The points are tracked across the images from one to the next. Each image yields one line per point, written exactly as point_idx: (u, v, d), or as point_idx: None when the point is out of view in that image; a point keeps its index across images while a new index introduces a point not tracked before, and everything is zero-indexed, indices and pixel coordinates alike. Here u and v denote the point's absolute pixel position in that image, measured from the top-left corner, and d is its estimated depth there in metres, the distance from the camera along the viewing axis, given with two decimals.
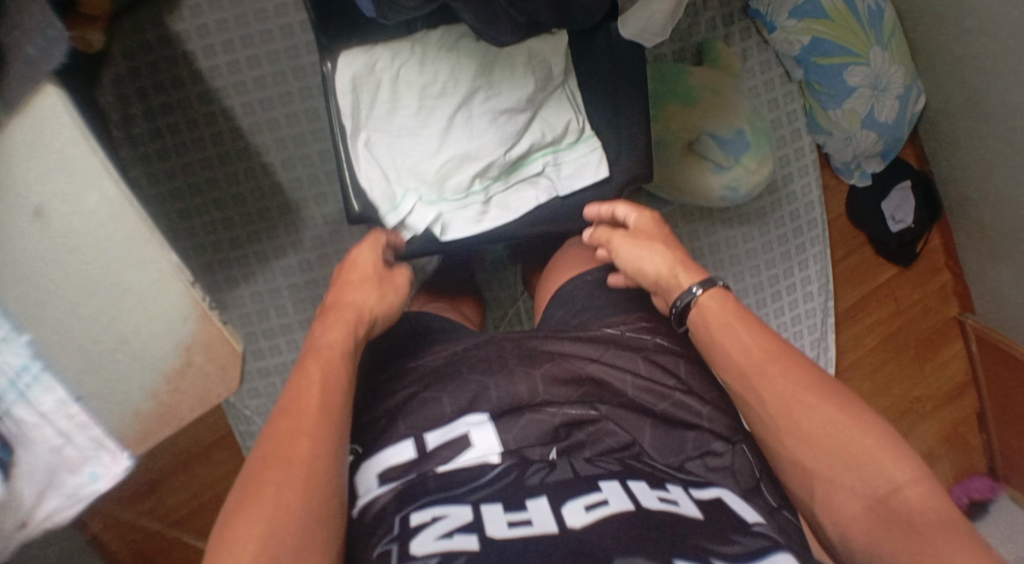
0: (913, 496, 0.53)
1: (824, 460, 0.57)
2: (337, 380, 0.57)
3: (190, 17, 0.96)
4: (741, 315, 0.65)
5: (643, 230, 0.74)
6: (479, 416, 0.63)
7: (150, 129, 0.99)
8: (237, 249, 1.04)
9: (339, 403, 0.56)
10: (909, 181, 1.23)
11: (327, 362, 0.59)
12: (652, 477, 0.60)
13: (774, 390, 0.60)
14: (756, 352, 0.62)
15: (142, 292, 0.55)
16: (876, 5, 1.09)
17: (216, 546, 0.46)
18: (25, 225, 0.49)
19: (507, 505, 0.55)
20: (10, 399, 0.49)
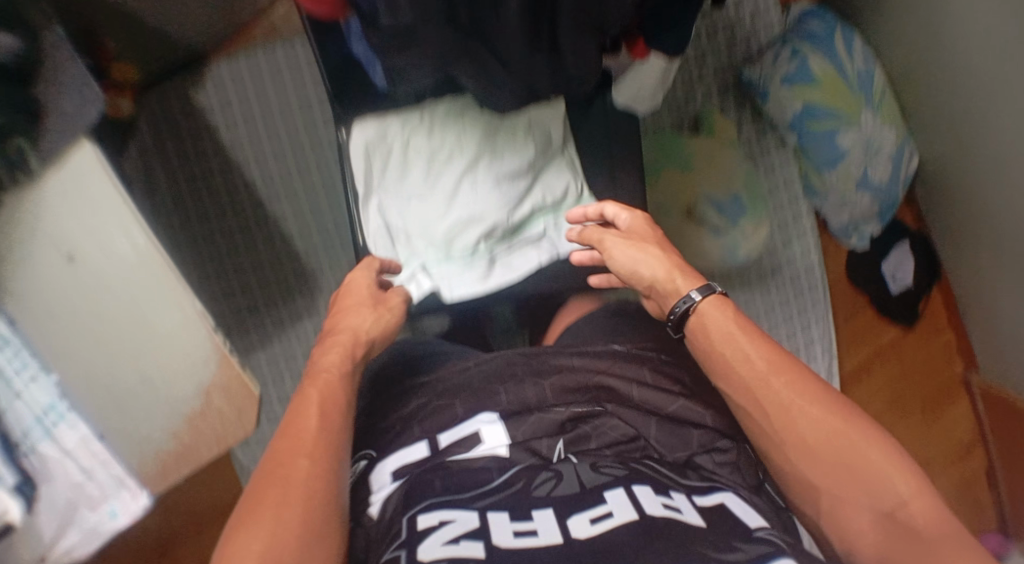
0: (918, 510, 0.55)
1: (827, 477, 0.58)
2: (335, 401, 0.64)
3: (214, 92, 1.07)
4: (745, 326, 0.66)
5: (638, 234, 0.76)
6: (490, 415, 0.67)
7: (172, 195, 1.07)
8: (252, 315, 1.10)
9: (336, 421, 0.62)
10: (907, 241, 1.28)
11: (328, 384, 0.65)
12: (655, 483, 0.62)
13: (778, 404, 0.61)
14: (757, 361, 0.63)
15: (168, 333, 0.62)
16: (864, 69, 1.16)
17: (225, 555, 0.51)
18: (59, 268, 0.57)
19: (513, 513, 0.58)
20: (37, 435, 0.58)
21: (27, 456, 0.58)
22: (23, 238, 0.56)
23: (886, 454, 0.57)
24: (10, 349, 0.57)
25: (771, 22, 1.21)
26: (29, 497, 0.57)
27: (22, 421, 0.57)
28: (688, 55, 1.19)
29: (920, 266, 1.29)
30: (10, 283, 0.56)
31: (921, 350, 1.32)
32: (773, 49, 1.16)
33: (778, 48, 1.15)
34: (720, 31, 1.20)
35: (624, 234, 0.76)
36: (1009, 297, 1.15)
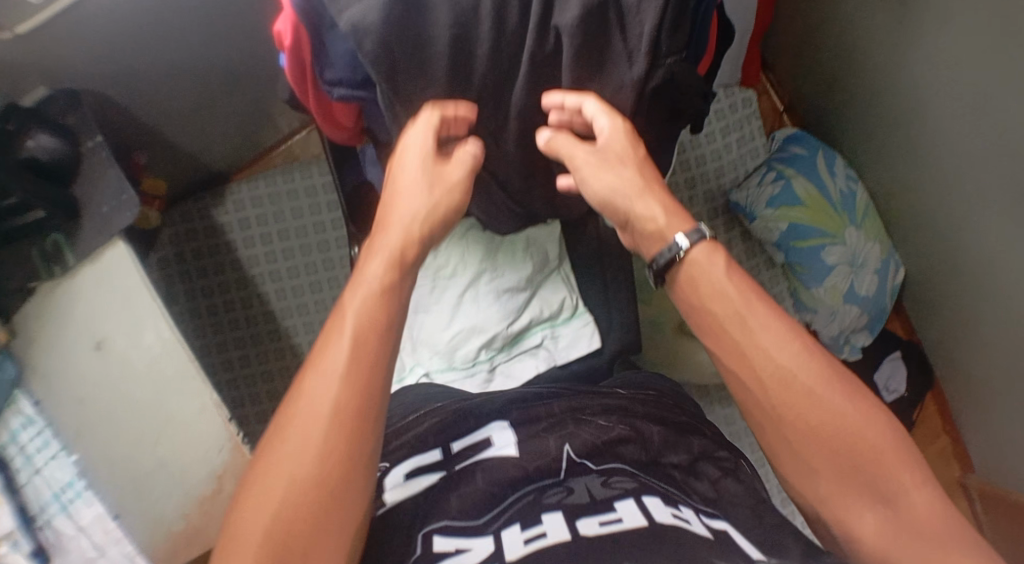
0: (919, 499, 0.56)
1: (828, 457, 0.58)
2: (371, 339, 0.59)
3: (234, 210, 1.15)
4: (746, 290, 0.64)
5: (614, 151, 0.69)
6: (502, 424, 0.69)
7: (190, 307, 1.13)
8: (258, 423, 1.12)
9: (368, 368, 0.57)
10: (899, 353, 1.33)
11: (369, 312, 0.60)
12: (665, 496, 0.62)
13: (780, 373, 0.60)
14: (751, 320, 0.62)
15: (188, 420, 0.72)
16: (848, 190, 1.25)
17: (243, 497, 0.53)
18: (88, 353, 0.69)
19: (523, 523, 0.59)
20: (54, 510, 0.67)
21: (43, 529, 0.66)
22: (65, 336, 0.69)
23: (890, 440, 0.58)
24: (36, 431, 0.67)
25: (756, 148, 1.33)
26: None
27: (41, 496, 0.66)
28: (679, 178, 1.28)
29: (913, 375, 1.32)
30: (46, 373, 0.68)
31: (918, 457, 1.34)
32: (759, 172, 1.25)
33: (763, 172, 1.25)
34: (707, 160, 1.30)
35: (596, 149, 0.70)
36: (1001, 402, 1.16)
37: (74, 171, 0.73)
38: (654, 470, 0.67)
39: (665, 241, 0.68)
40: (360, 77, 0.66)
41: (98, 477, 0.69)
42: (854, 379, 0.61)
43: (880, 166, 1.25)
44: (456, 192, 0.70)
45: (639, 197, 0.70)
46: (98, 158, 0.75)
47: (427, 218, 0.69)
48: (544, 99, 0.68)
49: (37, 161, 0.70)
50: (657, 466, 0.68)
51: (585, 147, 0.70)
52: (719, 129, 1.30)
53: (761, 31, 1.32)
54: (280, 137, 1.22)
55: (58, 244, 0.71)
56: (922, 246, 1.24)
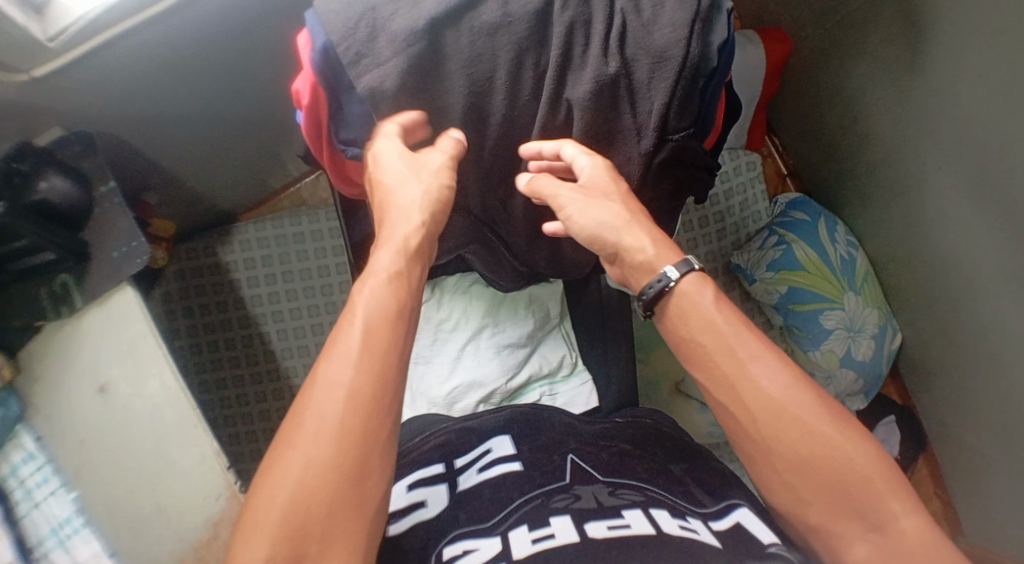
0: (909, 527, 0.56)
1: (817, 487, 0.58)
2: (382, 334, 0.58)
3: (240, 249, 1.16)
4: (736, 325, 0.64)
5: (596, 188, 0.67)
6: (502, 437, 0.70)
7: (191, 342, 1.13)
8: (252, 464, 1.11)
9: (382, 357, 0.57)
10: (893, 417, 1.32)
11: (387, 303, 0.60)
12: (672, 508, 0.60)
13: (770, 406, 0.60)
14: (741, 352, 0.63)
15: (188, 468, 0.70)
16: (848, 254, 1.27)
17: (257, 487, 0.53)
18: (93, 395, 0.70)
19: (531, 524, 0.57)
20: (50, 544, 0.66)
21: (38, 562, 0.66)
22: (70, 379, 0.71)
23: (882, 471, 0.58)
24: (36, 466, 0.68)
25: (759, 211, 1.35)
26: None
27: (39, 530, 0.67)
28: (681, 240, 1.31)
29: (909, 441, 1.30)
30: (49, 412, 0.70)
31: None
32: (760, 236, 1.29)
33: (765, 235, 1.28)
34: (709, 222, 1.32)
35: (580, 186, 0.68)
36: (995, 471, 1.16)
37: (85, 217, 0.75)
38: (663, 480, 0.65)
39: (655, 274, 0.67)
40: None
41: (96, 516, 0.68)
42: (842, 409, 0.62)
43: (880, 232, 1.27)
44: (443, 175, 0.66)
45: (629, 227, 0.67)
46: (111, 205, 0.76)
47: (429, 203, 0.66)
48: (521, 147, 0.69)
49: (48, 205, 0.71)
50: (665, 476, 0.66)
51: (568, 185, 0.68)
52: (723, 192, 1.32)
53: (766, 98, 1.35)
54: (289, 180, 1.24)
55: (67, 286, 0.72)
56: (918, 311, 1.25)
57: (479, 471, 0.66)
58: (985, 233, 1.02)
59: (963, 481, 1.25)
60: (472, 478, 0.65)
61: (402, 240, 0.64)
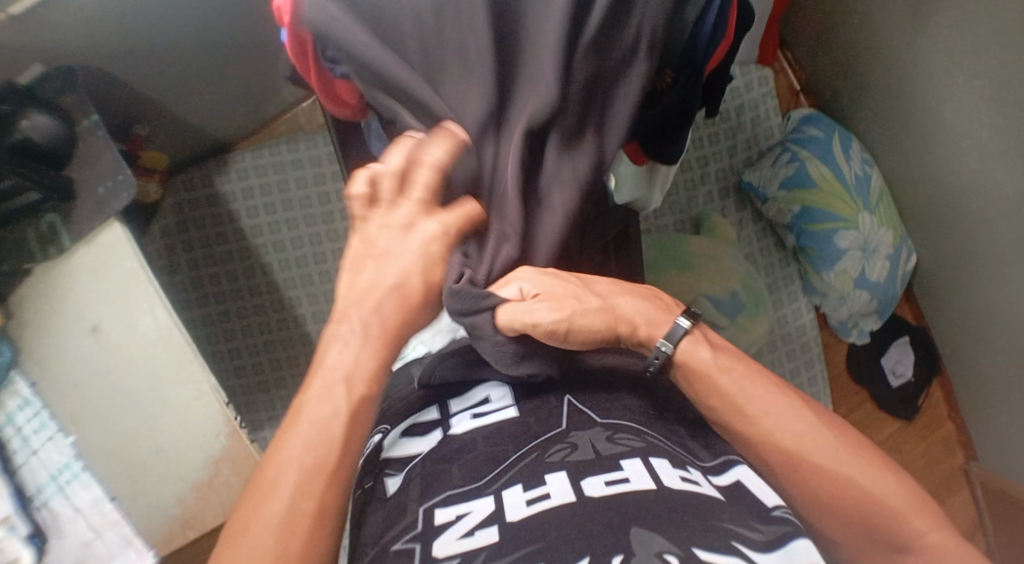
0: (936, 539, 0.57)
1: (845, 520, 0.59)
2: (334, 438, 0.52)
3: (237, 179, 1.13)
4: (739, 385, 0.61)
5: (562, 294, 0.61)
6: (499, 386, 0.67)
7: (191, 276, 1.12)
8: (261, 396, 1.11)
9: (330, 475, 0.51)
10: (906, 337, 1.30)
11: (342, 423, 0.52)
12: (672, 457, 0.57)
13: (787, 457, 0.59)
14: (751, 410, 0.60)
15: (187, 404, 0.71)
16: (862, 173, 1.22)
17: None
18: (85, 334, 0.70)
19: (526, 483, 0.53)
20: (50, 492, 0.67)
21: (39, 511, 0.66)
22: (57, 320, 0.70)
23: (905, 489, 0.59)
24: (32, 412, 0.68)
25: (771, 127, 1.28)
26: (38, 550, 0.65)
27: (37, 479, 0.67)
28: (690, 159, 1.24)
29: (920, 361, 1.30)
30: (42, 356, 0.69)
31: (922, 446, 1.32)
32: (772, 154, 1.22)
33: (777, 152, 1.22)
34: (720, 139, 1.26)
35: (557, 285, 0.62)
36: (1008, 392, 1.16)
37: (68, 154, 0.72)
38: (659, 425, 0.62)
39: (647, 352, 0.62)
40: None
41: (92, 462, 0.69)
42: (859, 437, 0.61)
43: (897, 150, 1.21)
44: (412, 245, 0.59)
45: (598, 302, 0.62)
46: (94, 140, 0.73)
47: (399, 297, 0.57)
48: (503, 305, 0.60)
49: (30, 144, 0.69)
50: (662, 423, 0.63)
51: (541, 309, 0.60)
52: (733, 109, 1.26)
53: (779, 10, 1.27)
54: (286, 106, 1.18)
55: (54, 225, 0.70)
56: (935, 233, 1.21)
57: (472, 417, 0.64)
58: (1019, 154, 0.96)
59: (974, 400, 1.25)
60: (465, 424, 0.63)
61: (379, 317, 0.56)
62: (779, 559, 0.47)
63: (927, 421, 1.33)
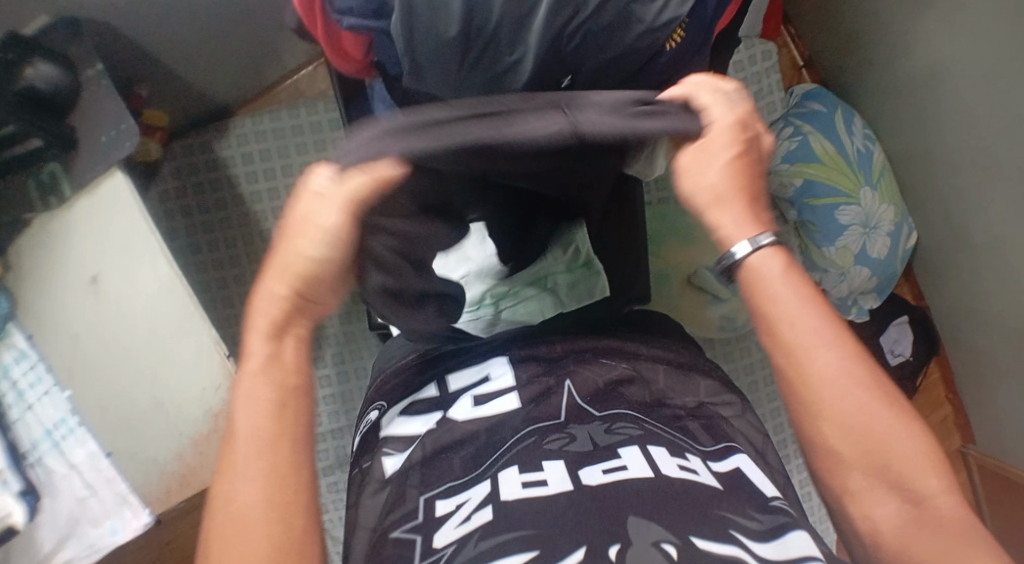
0: (945, 504, 0.55)
1: (860, 460, 0.57)
2: (265, 421, 0.54)
3: (236, 144, 1.10)
4: (806, 296, 0.60)
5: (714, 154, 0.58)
6: (499, 361, 0.67)
7: (190, 243, 1.11)
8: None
9: (280, 455, 0.53)
10: (906, 317, 1.30)
11: (269, 398, 0.55)
12: (670, 445, 0.57)
13: (824, 378, 0.58)
14: (802, 323, 0.59)
15: (188, 356, 0.71)
16: (865, 148, 1.22)
17: None
18: (84, 286, 0.70)
19: (523, 466, 0.54)
20: (45, 447, 0.68)
21: (32, 468, 0.68)
22: (56, 272, 0.70)
23: (924, 447, 0.57)
24: (29, 364, 0.69)
25: (774, 102, 1.25)
26: (30, 507, 0.66)
27: (33, 434, 0.68)
28: None
29: (920, 338, 1.29)
30: (38, 313, 0.69)
31: None
32: (776, 127, 1.21)
33: (781, 127, 1.20)
34: None
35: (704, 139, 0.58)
36: (1006, 374, 1.16)
37: (71, 102, 0.71)
38: (655, 411, 0.62)
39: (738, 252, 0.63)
40: (373, 6, 0.58)
41: (88, 418, 0.69)
42: (891, 389, 0.59)
43: (902, 128, 1.20)
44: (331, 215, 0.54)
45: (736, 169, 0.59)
46: (98, 88, 0.72)
47: (289, 276, 0.56)
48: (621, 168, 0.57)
49: (36, 91, 0.68)
50: (660, 408, 0.63)
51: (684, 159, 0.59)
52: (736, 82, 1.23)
53: None
54: (286, 72, 1.16)
55: (55, 174, 0.70)
56: (938, 213, 1.20)
57: (473, 404, 0.63)
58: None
59: (971, 380, 1.26)
60: (466, 411, 0.63)
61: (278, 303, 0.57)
62: (773, 550, 0.46)
63: (924, 402, 1.34)
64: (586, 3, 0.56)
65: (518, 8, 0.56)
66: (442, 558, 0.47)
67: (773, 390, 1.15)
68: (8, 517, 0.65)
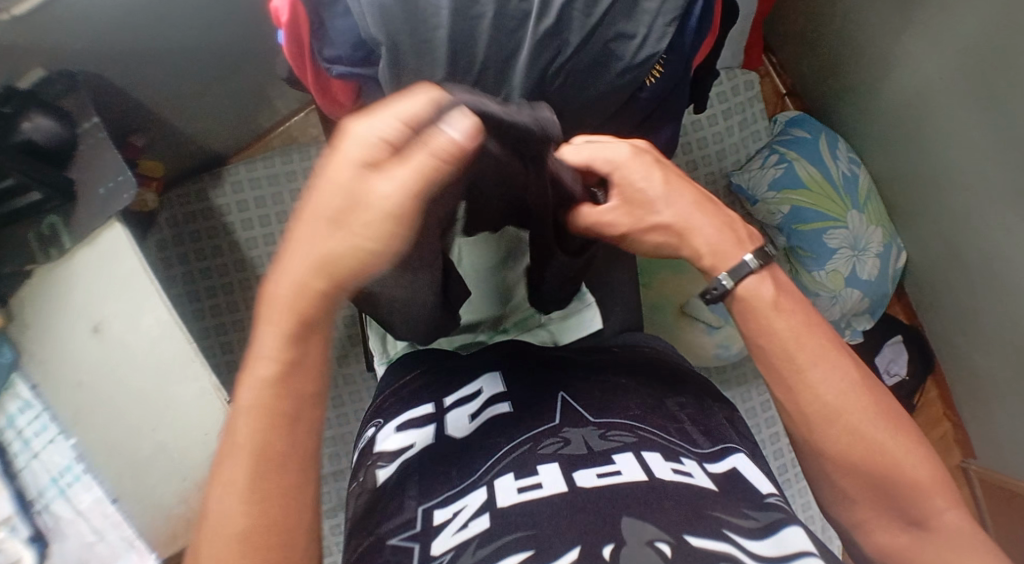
0: (954, 520, 0.57)
1: (868, 489, 0.59)
2: (274, 411, 0.46)
3: (232, 192, 1.12)
4: (798, 329, 0.59)
5: (634, 218, 0.60)
6: (491, 375, 0.67)
7: (188, 291, 1.11)
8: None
9: (282, 453, 0.46)
10: (900, 336, 1.31)
11: (264, 408, 0.46)
12: (666, 449, 0.56)
13: (825, 411, 0.58)
14: (801, 359, 0.58)
15: (190, 402, 0.73)
16: (850, 172, 1.24)
17: None
18: (86, 335, 0.71)
19: (518, 472, 0.53)
20: (52, 494, 0.70)
21: (40, 514, 0.70)
22: (60, 323, 0.72)
23: (932, 461, 0.58)
24: (33, 414, 0.70)
25: (759, 130, 1.29)
26: (39, 552, 0.69)
27: (38, 481, 0.70)
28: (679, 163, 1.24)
29: (914, 357, 1.30)
30: (41, 358, 0.71)
31: None
32: (761, 155, 1.23)
33: (766, 155, 1.23)
34: (709, 143, 1.26)
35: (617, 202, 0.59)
36: (1003, 385, 1.16)
37: (70, 155, 0.74)
38: (656, 416, 0.61)
39: (711, 276, 0.61)
40: (360, 54, 0.62)
41: (95, 463, 0.71)
42: (898, 409, 0.60)
43: (884, 150, 1.23)
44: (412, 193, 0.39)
45: (663, 210, 0.59)
46: (97, 140, 0.75)
47: (320, 265, 0.42)
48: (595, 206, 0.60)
49: (34, 145, 0.71)
50: (659, 411, 0.62)
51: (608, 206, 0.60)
52: (721, 112, 1.25)
53: (763, 17, 1.29)
54: (279, 119, 1.18)
55: (55, 227, 0.72)
56: (925, 232, 1.22)
57: (471, 417, 0.62)
58: (996, 157, 1.00)
59: (969, 397, 1.27)
60: (464, 426, 0.61)
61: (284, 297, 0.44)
62: (771, 546, 0.47)
63: (924, 420, 1.34)
64: (567, 44, 0.59)
65: (502, 50, 0.59)
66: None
67: (771, 413, 1.15)
68: (17, 562, 0.68)
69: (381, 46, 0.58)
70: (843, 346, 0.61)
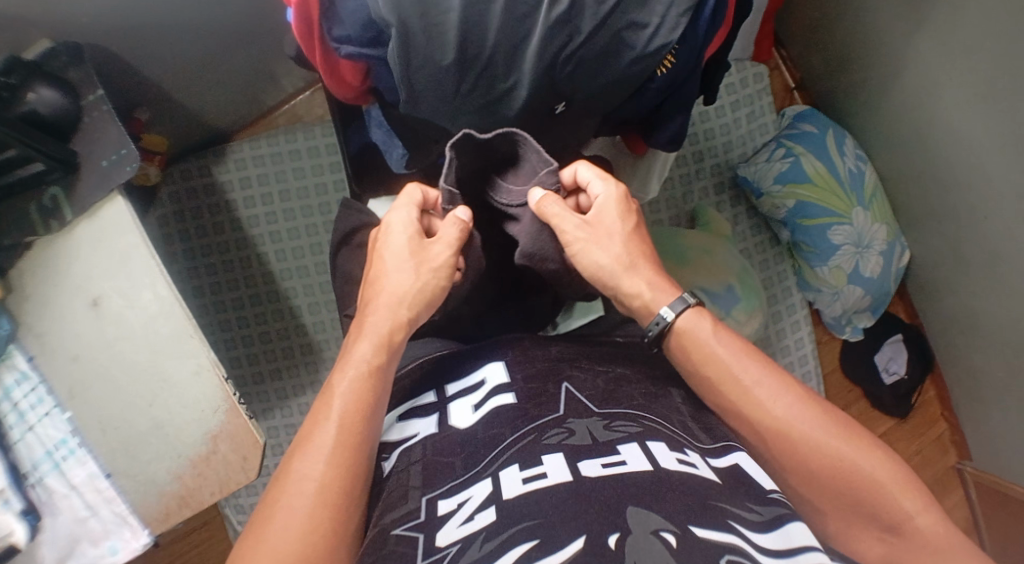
0: (925, 523, 0.56)
1: (837, 502, 0.58)
2: (359, 406, 0.57)
3: (235, 169, 1.11)
4: (734, 349, 0.62)
5: (597, 236, 0.66)
6: (494, 364, 0.67)
7: (188, 267, 1.10)
8: (275, 382, 1.11)
9: (356, 451, 0.55)
10: (900, 336, 1.31)
11: (354, 400, 0.57)
12: (670, 439, 0.56)
13: (776, 427, 0.59)
14: (744, 379, 0.60)
15: (185, 379, 0.73)
16: (856, 168, 1.22)
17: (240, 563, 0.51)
18: (84, 308, 0.71)
19: (523, 463, 0.52)
20: (46, 468, 0.70)
21: (33, 487, 0.70)
22: (58, 297, 0.71)
23: (889, 459, 0.59)
24: (30, 386, 0.70)
25: (766, 124, 1.28)
26: (31, 526, 0.68)
27: (34, 454, 0.70)
28: (686, 153, 1.25)
29: (914, 356, 1.30)
30: (39, 331, 0.71)
31: (915, 442, 1.33)
32: (766, 148, 1.22)
33: (772, 147, 1.22)
34: (716, 134, 1.26)
35: (585, 223, 0.66)
36: (1005, 387, 1.16)
37: (73, 127, 0.73)
38: (659, 406, 0.61)
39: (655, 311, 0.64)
40: (369, 35, 0.61)
41: (89, 439, 0.71)
42: (849, 418, 0.60)
43: (892, 148, 1.22)
44: (441, 273, 0.64)
45: (615, 245, 0.65)
46: (100, 113, 0.74)
47: (391, 301, 0.63)
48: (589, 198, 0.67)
49: (37, 116, 0.70)
50: (663, 401, 0.62)
51: (574, 217, 0.65)
52: (729, 104, 1.26)
53: (776, 8, 1.28)
54: (284, 97, 1.16)
55: (56, 199, 0.72)
56: (930, 232, 1.22)
57: (473, 409, 0.61)
58: (1004, 160, 0.99)
59: (967, 398, 1.26)
60: (467, 417, 0.61)
61: (383, 329, 0.62)
62: (776, 540, 0.48)
63: (921, 420, 1.33)
64: (579, 30, 0.58)
65: (512, 36, 0.58)
66: (448, 554, 0.46)
67: None
68: (9, 536, 0.67)
69: (391, 28, 0.57)
70: (785, 374, 0.62)
